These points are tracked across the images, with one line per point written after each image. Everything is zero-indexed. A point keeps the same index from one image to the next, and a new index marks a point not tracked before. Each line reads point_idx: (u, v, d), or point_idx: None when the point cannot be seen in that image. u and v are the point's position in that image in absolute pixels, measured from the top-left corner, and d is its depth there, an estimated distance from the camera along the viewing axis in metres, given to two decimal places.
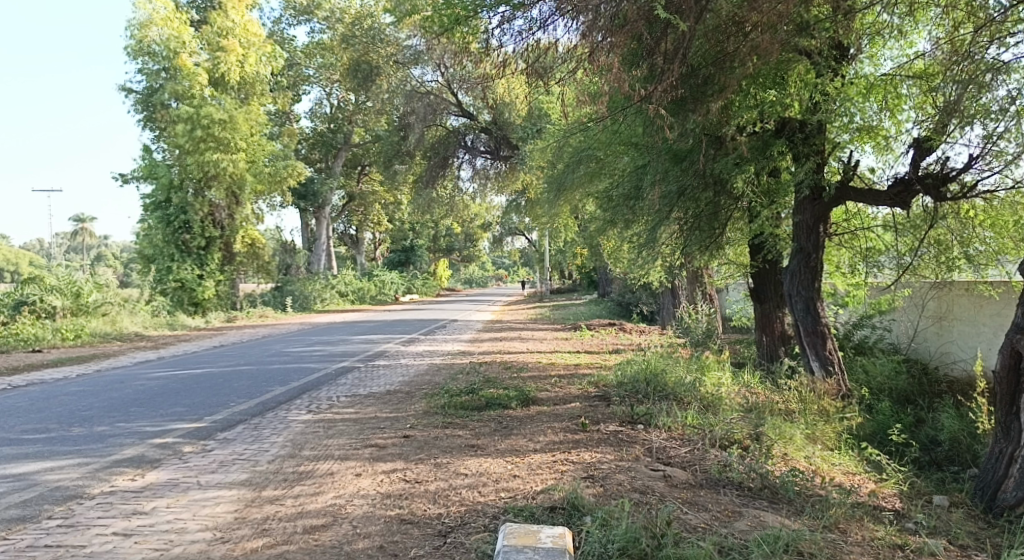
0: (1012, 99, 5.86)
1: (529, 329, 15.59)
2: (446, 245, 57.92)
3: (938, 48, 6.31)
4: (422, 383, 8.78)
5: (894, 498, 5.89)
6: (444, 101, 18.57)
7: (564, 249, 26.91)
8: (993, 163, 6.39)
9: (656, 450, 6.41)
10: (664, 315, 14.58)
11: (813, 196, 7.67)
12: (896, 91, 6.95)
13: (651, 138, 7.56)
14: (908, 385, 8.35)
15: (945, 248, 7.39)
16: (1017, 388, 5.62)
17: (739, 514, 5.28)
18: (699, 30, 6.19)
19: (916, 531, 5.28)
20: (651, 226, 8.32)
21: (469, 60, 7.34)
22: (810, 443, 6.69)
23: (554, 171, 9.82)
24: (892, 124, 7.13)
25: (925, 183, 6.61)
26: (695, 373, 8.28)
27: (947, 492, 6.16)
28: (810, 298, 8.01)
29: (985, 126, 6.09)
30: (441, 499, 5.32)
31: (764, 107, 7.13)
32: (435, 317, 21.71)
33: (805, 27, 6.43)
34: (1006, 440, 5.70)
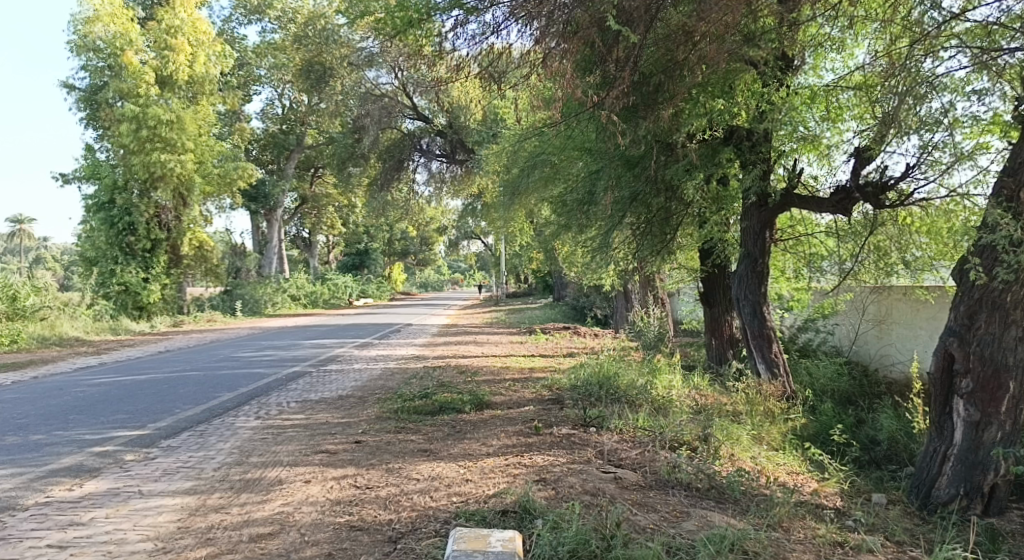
0: (946, 111, 6.11)
1: (484, 333, 15.60)
2: (401, 247, 57.46)
3: (877, 61, 6.52)
4: (374, 388, 8.71)
5: (835, 496, 6.07)
6: (399, 103, 18.64)
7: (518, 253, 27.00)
8: (930, 172, 6.65)
9: (608, 452, 6.48)
10: (617, 319, 14.76)
11: (760, 202, 7.86)
12: (837, 101, 7.15)
13: (604, 144, 7.66)
14: (849, 387, 8.62)
15: (884, 254, 7.65)
16: (950, 389, 5.85)
17: (687, 514, 5.37)
18: (650, 38, 6.33)
19: (855, 528, 5.45)
20: (604, 231, 8.41)
21: (422, 63, 7.32)
22: (756, 444, 6.86)
23: (509, 175, 9.86)
24: (833, 134, 7.34)
25: (865, 191, 6.84)
26: (647, 376, 8.39)
27: (885, 490, 6.37)
28: (757, 302, 8.19)
29: (921, 137, 6.34)
30: (392, 505, 5.28)
31: (713, 115, 7.33)
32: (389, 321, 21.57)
33: (752, 38, 6.59)
34: (940, 439, 5.93)
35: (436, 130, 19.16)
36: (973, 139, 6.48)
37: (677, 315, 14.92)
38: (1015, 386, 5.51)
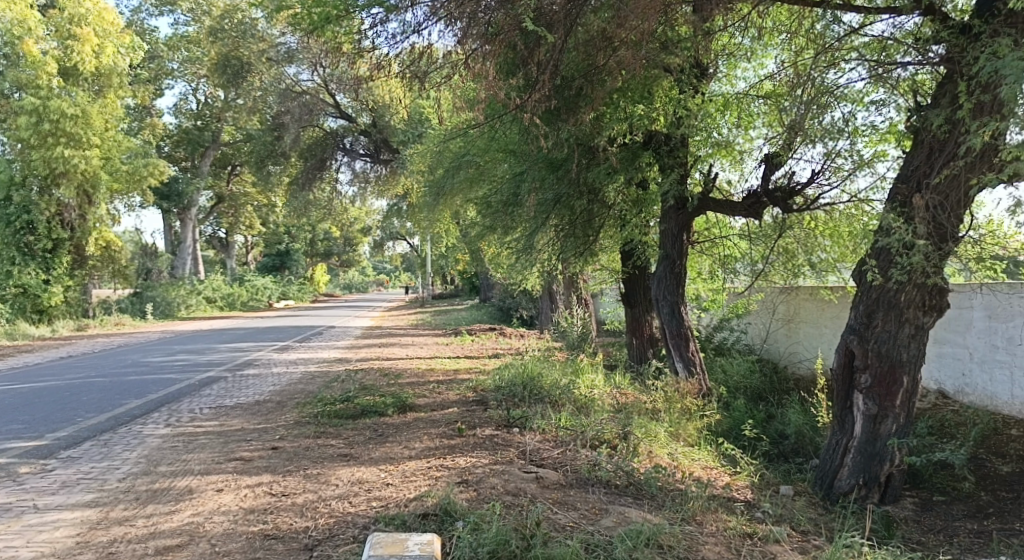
0: (846, 120, 6.45)
1: (409, 335, 15.47)
2: (325, 248, 56.27)
3: (785, 70, 6.81)
4: (294, 392, 8.51)
5: (746, 489, 6.31)
6: (321, 101, 18.36)
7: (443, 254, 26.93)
8: (833, 178, 6.98)
9: (530, 452, 6.53)
10: (541, 319, 14.90)
11: (677, 205, 8.09)
12: (748, 109, 7.42)
13: (527, 146, 7.72)
14: (761, 383, 8.98)
15: (791, 256, 8.01)
16: (850, 384, 6.19)
17: (606, 511, 5.47)
18: (570, 42, 6.43)
19: (764, 520, 5.67)
20: (528, 232, 8.48)
21: (342, 61, 7.20)
22: (673, 441, 7.05)
23: (433, 176, 9.82)
24: (744, 140, 7.61)
25: (775, 195, 7.14)
26: (570, 376, 8.50)
27: (792, 482, 6.66)
28: (675, 302, 8.43)
29: (825, 144, 6.67)
30: (309, 512, 5.16)
31: (633, 120, 7.41)
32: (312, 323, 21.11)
33: (669, 45, 6.78)
34: (841, 432, 6.25)
35: (360, 128, 19.07)
36: (871, 147, 6.86)
37: (600, 315, 15.21)
38: (908, 381, 5.90)
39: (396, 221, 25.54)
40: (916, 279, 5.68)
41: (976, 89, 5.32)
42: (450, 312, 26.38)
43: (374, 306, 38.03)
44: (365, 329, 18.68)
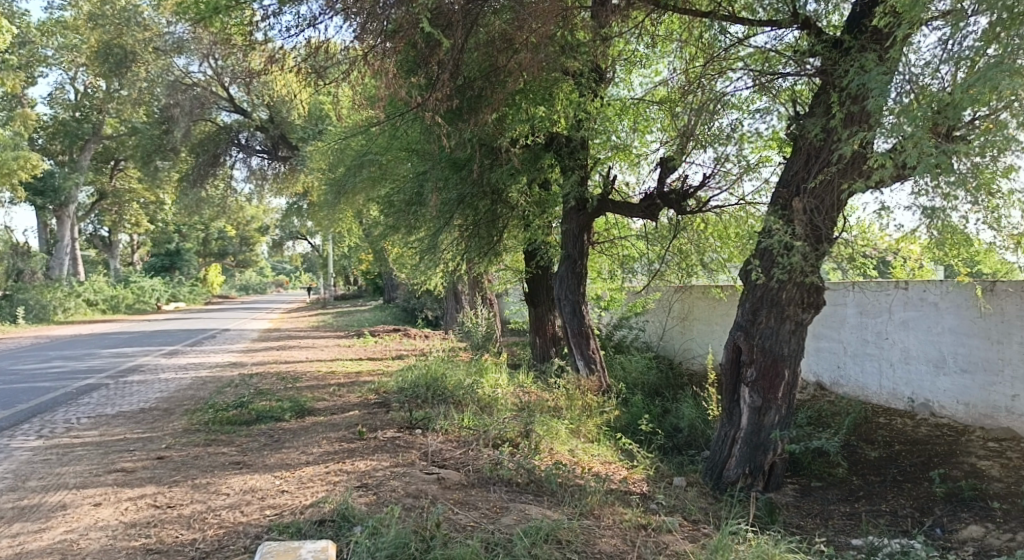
0: (734, 127, 6.81)
1: (309, 337, 15.06)
2: (220, 248, 53.78)
3: (678, 78, 7.09)
4: (183, 399, 8.11)
5: (642, 482, 6.51)
6: (213, 95, 17.60)
7: (345, 254, 26.42)
8: (723, 181, 7.30)
9: (431, 453, 6.49)
10: (446, 320, 14.87)
11: (578, 206, 8.26)
12: (644, 113, 7.65)
13: (429, 145, 7.68)
14: (658, 379, 9.30)
15: (685, 256, 8.34)
16: (737, 378, 6.51)
17: (506, 509, 5.50)
18: (471, 42, 6.43)
19: (658, 511, 5.87)
20: (432, 232, 8.43)
21: (233, 53, 6.92)
22: (573, 437, 7.19)
23: (334, 174, 9.61)
24: (640, 145, 7.88)
25: (669, 198, 7.45)
26: (473, 376, 8.51)
27: (685, 473, 6.92)
28: (576, 301, 8.60)
29: (716, 149, 7.01)
30: (197, 523, 4.93)
31: (535, 122, 7.51)
32: (207, 327, 20.19)
33: (570, 49, 6.92)
34: (730, 424, 6.56)
35: (256, 123, 18.51)
36: (756, 153, 7.23)
37: (504, 315, 15.34)
38: (789, 374, 6.28)
39: (295, 221, 24.76)
40: (796, 278, 6.06)
41: (847, 101, 5.71)
42: (353, 314, 25.89)
43: (275, 309, 36.80)
44: (263, 332, 18.04)
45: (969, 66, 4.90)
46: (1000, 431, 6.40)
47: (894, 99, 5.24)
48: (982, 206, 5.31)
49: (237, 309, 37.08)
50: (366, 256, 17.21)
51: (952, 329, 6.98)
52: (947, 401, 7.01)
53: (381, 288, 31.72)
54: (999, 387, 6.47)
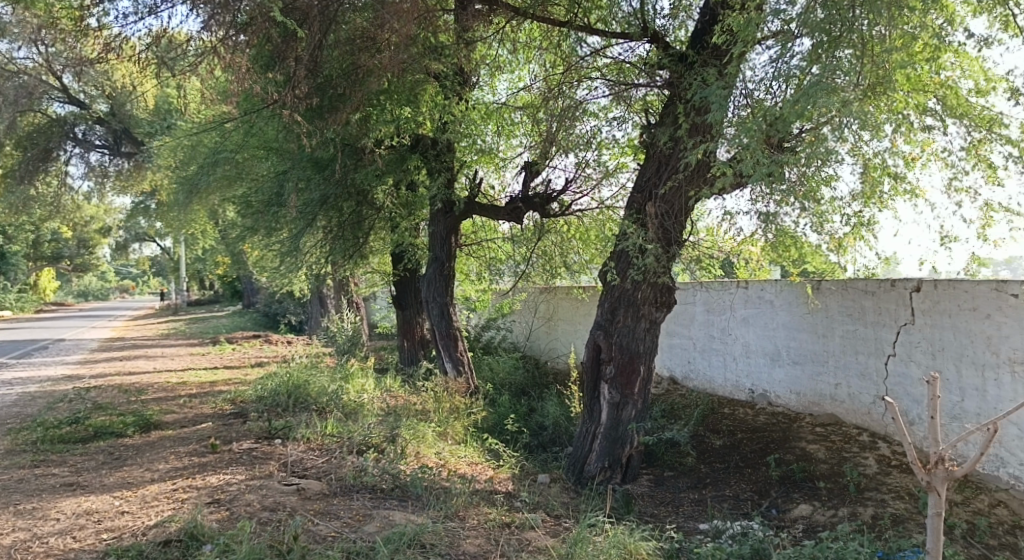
0: (593, 133, 7.08)
1: (159, 346, 14.09)
2: (55, 251, 48.96)
3: (540, 84, 7.29)
4: (7, 418, 7.32)
5: (508, 481, 6.60)
6: (44, 83, 16.07)
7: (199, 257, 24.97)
8: (585, 185, 7.56)
9: (291, 463, 6.25)
10: (310, 325, 14.42)
11: (444, 209, 8.26)
12: (509, 118, 7.77)
13: (289, 144, 7.41)
14: (524, 379, 9.48)
15: (549, 258, 8.59)
16: (597, 375, 6.78)
17: (369, 517, 5.39)
18: (330, 38, 6.24)
19: (522, 508, 5.96)
20: (293, 234, 8.14)
21: (63, 38, 6.34)
22: (440, 440, 7.16)
23: (185, 172, 9.06)
24: (505, 148, 8.06)
25: (534, 201, 7.70)
26: (338, 382, 8.29)
27: (549, 470, 7.09)
28: (444, 304, 8.59)
29: (577, 154, 7.26)
30: (18, 554, 4.45)
31: (400, 122, 7.41)
32: (38, 338, 18.36)
33: (435, 50, 6.94)
34: (590, 420, 6.81)
35: (95, 116, 17.29)
36: (614, 159, 7.54)
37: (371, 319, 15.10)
38: (644, 370, 6.64)
39: (141, 220, 23.02)
40: (650, 279, 6.40)
41: (692, 112, 6.08)
42: (208, 320, 24.52)
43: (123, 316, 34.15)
44: (106, 341, 16.66)
45: (795, 83, 5.35)
46: (825, 417, 7.06)
47: (733, 112, 5.63)
48: (809, 212, 5.83)
49: (75, 318, 33.93)
50: (222, 258, 16.30)
51: (786, 324, 7.63)
52: (782, 391, 7.64)
53: (239, 293, 30.27)
54: (824, 376, 7.12)
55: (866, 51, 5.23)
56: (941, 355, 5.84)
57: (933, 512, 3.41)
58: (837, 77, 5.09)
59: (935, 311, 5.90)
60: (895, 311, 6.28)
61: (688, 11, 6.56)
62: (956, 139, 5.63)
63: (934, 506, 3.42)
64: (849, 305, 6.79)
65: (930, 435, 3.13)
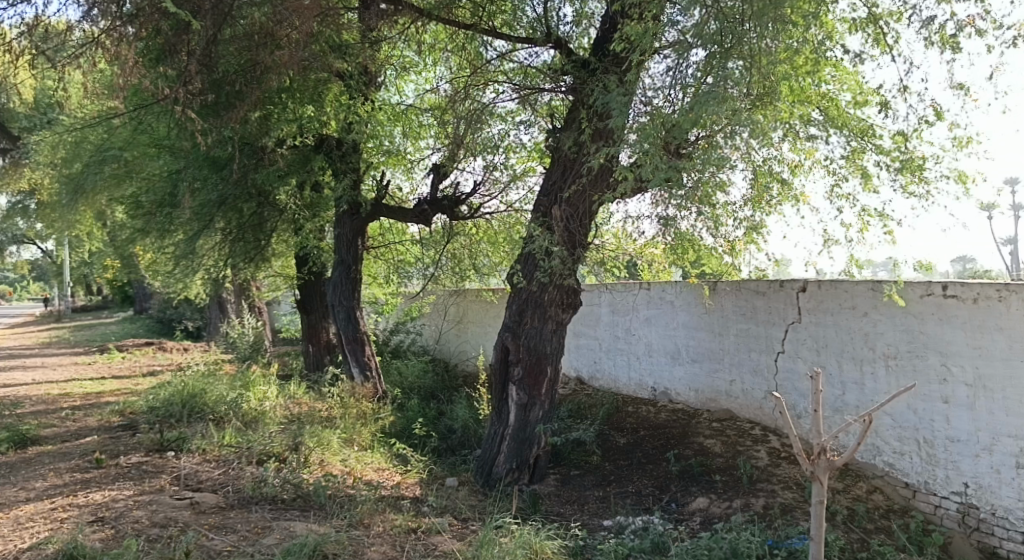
0: (502, 137, 7.16)
1: (39, 356, 13.14)
2: None
3: (447, 87, 7.28)
4: None
5: (415, 486, 6.53)
6: None
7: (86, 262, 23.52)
8: (493, 189, 7.59)
9: (185, 476, 5.95)
10: (209, 331, 13.85)
11: (351, 211, 8.07)
12: (417, 120, 7.73)
13: (184, 142, 7.08)
14: (433, 382, 9.42)
15: (459, 261, 8.61)
16: (506, 377, 6.82)
17: (269, 529, 5.20)
18: (226, 34, 6.02)
19: (429, 513, 5.90)
20: (189, 236, 7.79)
21: None
22: (345, 447, 7.01)
23: (68, 170, 8.50)
24: (414, 150, 8.02)
25: (443, 203, 7.72)
26: (238, 390, 7.98)
27: (457, 473, 7.07)
28: (351, 307, 8.42)
29: (486, 158, 7.32)
30: None
31: (302, 122, 7.18)
32: None
33: (339, 49, 6.84)
34: (499, 422, 6.85)
35: None
36: (521, 163, 7.61)
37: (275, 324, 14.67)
38: (551, 371, 6.73)
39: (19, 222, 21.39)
40: (557, 281, 6.51)
41: (594, 118, 6.21)
42: (97, 327, 23.12)
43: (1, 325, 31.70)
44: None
45: (690, 91, 5.57)
46: (721, 412, 7.40)
47: (633, 118, 5.77)
48: (705, 216, 6.09)
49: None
50: (111, 262, 15.38)
51: (684, 324, 7.93)
52: (682, 388, 7.93)
53: (133, 299, 28.70)
54: (720, 373, 7.45)
55: (754, 64, 5.44)
56: (824, 351, 6.38)
57: (815, 499, 3.59)
58: (728, 87, 5.32)
59: (819, 310, 6.41)
60: (783, 310, 6.75)
61: (590, 19, 6.72)
62: (836, 148, 5.99)
63: (816, 494, 3.60)
64: (742, 305, 7.16)
65: (813, 427, 3.33)
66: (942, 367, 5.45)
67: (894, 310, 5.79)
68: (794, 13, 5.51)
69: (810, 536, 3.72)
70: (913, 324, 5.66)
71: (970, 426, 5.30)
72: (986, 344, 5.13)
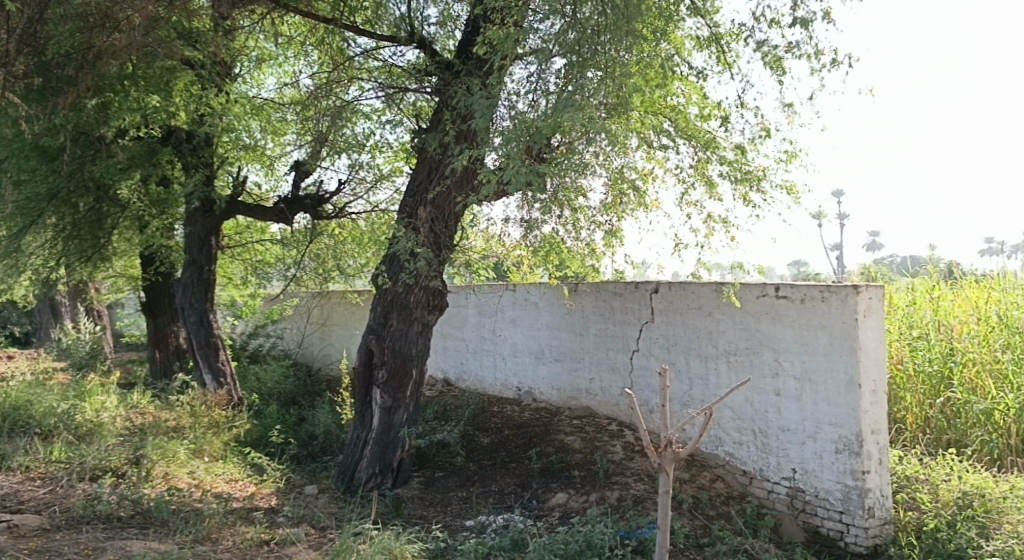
0: (367, 136, 7.12)
1: None
2: None
3: (309, 82, 7.11)
4: None
5: (271, 496, 6.26)
6: None
7: None
8: (359, 189, 7.44)
9: (2, 498, 5.37)
10: (40, 338, 12.65)
11: (204, 208, 7.64)
12: (276, 115, 7.58)
13: (6, 128, 6.42)
14: (294, 387, 9.10)
15: (323, 262, 8.40)
16: (370, 381, 6.70)
17: (101, 550, 4.79)
18: (53, 13, 5.68)
19: (284, 523, 5.67)
20: (12, 232, 7.06)
21: None
22: (194, 458, 6.61)
23: None
24: (274, 146, 7.86)
25: (306, 201, 7.51)
26: (71, 401, 7.32)
27: (317, 480, 6.86)
28: (203, 310, 7.98)
29: (351, 156, 7.22)
30: None
31: (146, 113, 6.60)
32: None
33: (188, 37, 6.49)
34: (361, 426, 6.71)
35: None
36: (388, 163, 7.49)
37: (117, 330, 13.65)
38: (416, 373, 6.67)
39: None
40: (422, 282, 6.48)
41: (457, 120, 6.23)
42: None
43: None
44: None
45: (551, 97, 5.73)
46: (581, 409, 7.66)
47: (496, 120, 5.85)
48: (566, 220, 6.27)
49: None
50: None
51: (548, 325, 8.14)
52: (545, 387, 8.14)
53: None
54: (580, 372, 7.71)
55: (611, 74, 5.64)
56: (673, 348, 6.75)
57: (662, 491, 3.82)
58: (586, 95, 5.53)
59: (669, 310, 6.78)
60: (637, 310, 7.08)
61: (455, 21, 6.77)
62: (685, 158, 6.37)
63: (663, 486, 3.83)
64: (601, 306, 7.45)
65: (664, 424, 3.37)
66: (774, 363, 5.94)
67: (734, 310, 6.23)
68: (644, 29, 5.87)
69: (660, 527, 3.94)
70: (750, 323, 6.11)
71: (797, 416, 5.82)
72: (810, 341, 5.64)
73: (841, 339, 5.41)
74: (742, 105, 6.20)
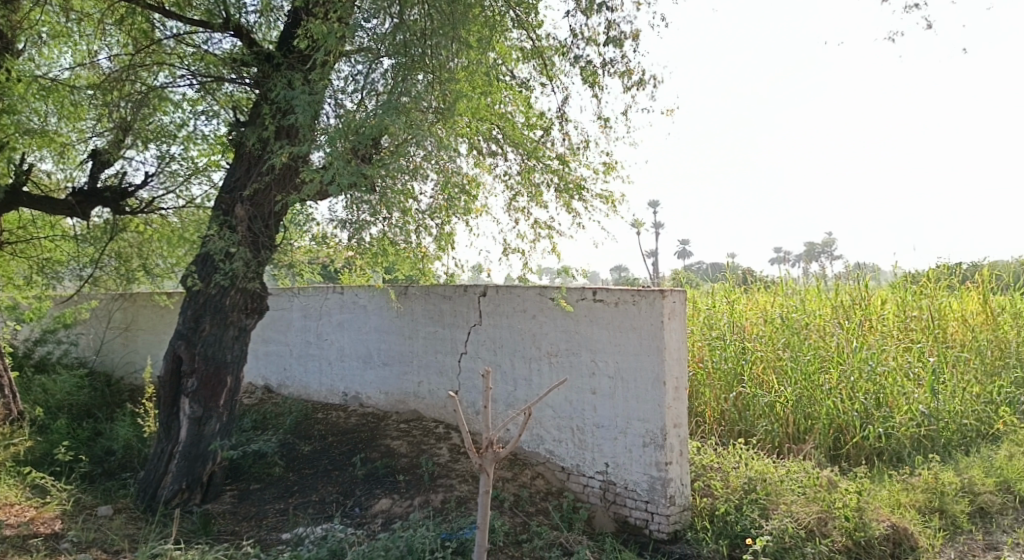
0: (179, 126, 6.65)
1: None
2: None
3: (113, 65, 6.59)
4: None
5: (55, 520, 5.60)
6: None
7: None
8: (169, 182, 6.97)
9: None
10: None
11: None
12: (70, 98, 6.86)
13: None
14: (89, 399, 8.23)
15: (126, 261, 7.68)
16: (178, 389, 6.23)
17: None
18: None
19: (70, 550, 5.09)
20: None
21: None
22: None
23: None
24: (72, 131, 7.00)
25: (104, 196, 6.83)
26: None
27: (113, 500, 6.25)
28: None
29: (160, 147, 6.78)
30: None
31: None
32: None
33: None
34: (167, 439, 6.22)
35: None
36: (203, 156, 6.96)
37: None
38: (232, 381, 6.28)
39: None
40: (239, 284, 6.12)
41: (277, 115, 5.97)
42: None
43: None
44: None
45: (378, 97, 5.64)
46: (408, 413, 7.61)
47: (320, 117, 5.67)
48: (394, 221, 5.99)
49: None
50: None
51: (376, 328, 8.01)
52: (372, 391, 8.01)
53: None
54: (408, 375, 7.67)
55: (440, 78, 5.75)
56: (499, 350, 6.91)
57: (483, 489, 3.76)
58: (412, 98, 5.52)
59: (495, 313, 6.93)
60: (465, 313, 7.17)
61: (277, 11, 6.44)
62: (512, 165, 6.56)
63: (484, 484, 3.77)
64: (430, 309, 7.46)
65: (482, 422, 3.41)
66: (591, 363, 6.26)
67: (555, 313, 6.49)
68: (471, 37, 6.00)
69: (478, 524, 3.89)
70: (570, 325, 6.40)
71: (610, 413, 6.17)
72: (622, 341, 6.02)
73: (649, 340, 5.83)
74: (563, 117, 6.53)
